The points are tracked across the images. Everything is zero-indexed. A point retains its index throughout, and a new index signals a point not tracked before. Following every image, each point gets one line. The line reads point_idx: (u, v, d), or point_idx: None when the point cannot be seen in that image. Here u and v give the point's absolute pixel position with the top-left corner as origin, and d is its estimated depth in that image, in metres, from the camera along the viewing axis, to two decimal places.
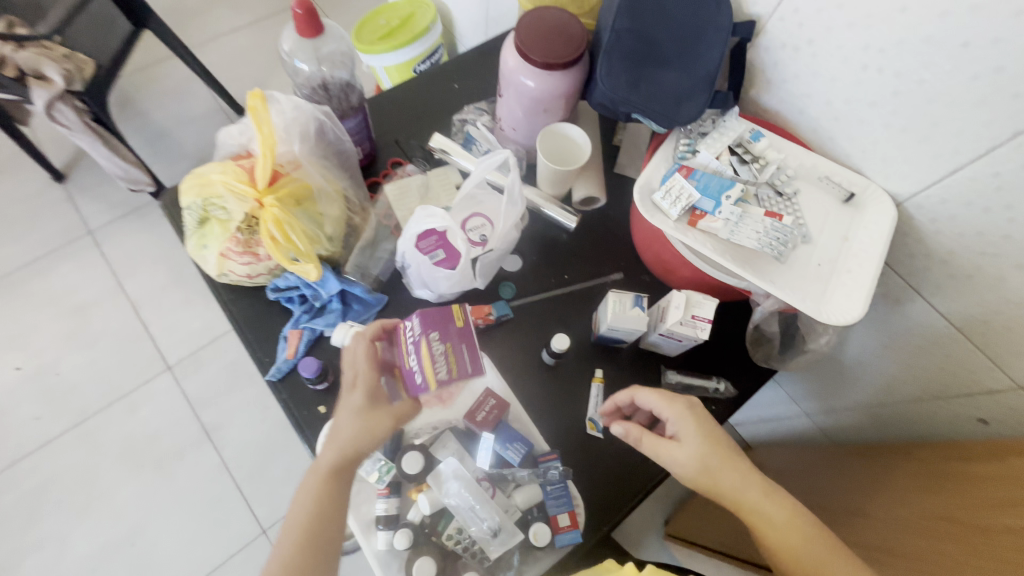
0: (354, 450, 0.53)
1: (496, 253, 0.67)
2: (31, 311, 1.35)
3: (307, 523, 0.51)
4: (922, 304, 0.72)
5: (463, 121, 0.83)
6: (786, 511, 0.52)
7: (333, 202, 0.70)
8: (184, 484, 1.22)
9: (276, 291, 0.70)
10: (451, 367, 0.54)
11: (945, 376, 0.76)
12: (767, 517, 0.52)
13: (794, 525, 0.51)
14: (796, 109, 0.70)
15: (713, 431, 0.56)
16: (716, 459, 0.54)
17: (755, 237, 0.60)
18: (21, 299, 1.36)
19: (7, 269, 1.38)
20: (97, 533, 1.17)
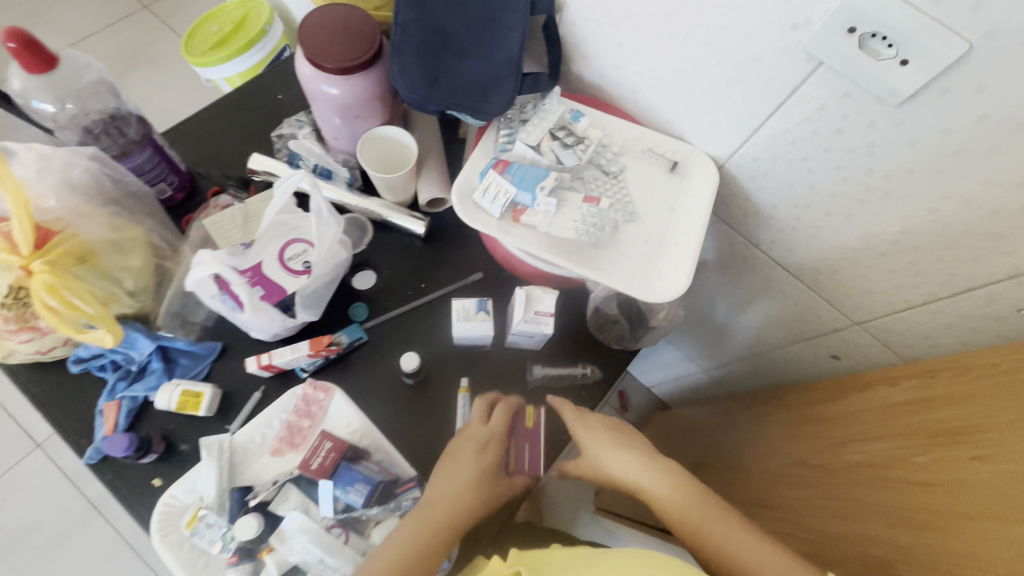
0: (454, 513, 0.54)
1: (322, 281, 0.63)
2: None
3: None
4: (763, 259, 0.74)
5: (284, 136, 0.76)
6: (675, 482, 0.55)
7: (131, 251, 0.63)
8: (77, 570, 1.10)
9: (80, 363, 0.63)
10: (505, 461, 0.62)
11: (797, 321, 0.78)
12: (656, 491, 0.56)
13: (680, 493, 0.55)
14: (615, 82, 0.69)
15: (605, 431, 0.61)
16: (604, 456, 0.60)
17: (573, 226, 0.58)
18: None
19: None
20: None
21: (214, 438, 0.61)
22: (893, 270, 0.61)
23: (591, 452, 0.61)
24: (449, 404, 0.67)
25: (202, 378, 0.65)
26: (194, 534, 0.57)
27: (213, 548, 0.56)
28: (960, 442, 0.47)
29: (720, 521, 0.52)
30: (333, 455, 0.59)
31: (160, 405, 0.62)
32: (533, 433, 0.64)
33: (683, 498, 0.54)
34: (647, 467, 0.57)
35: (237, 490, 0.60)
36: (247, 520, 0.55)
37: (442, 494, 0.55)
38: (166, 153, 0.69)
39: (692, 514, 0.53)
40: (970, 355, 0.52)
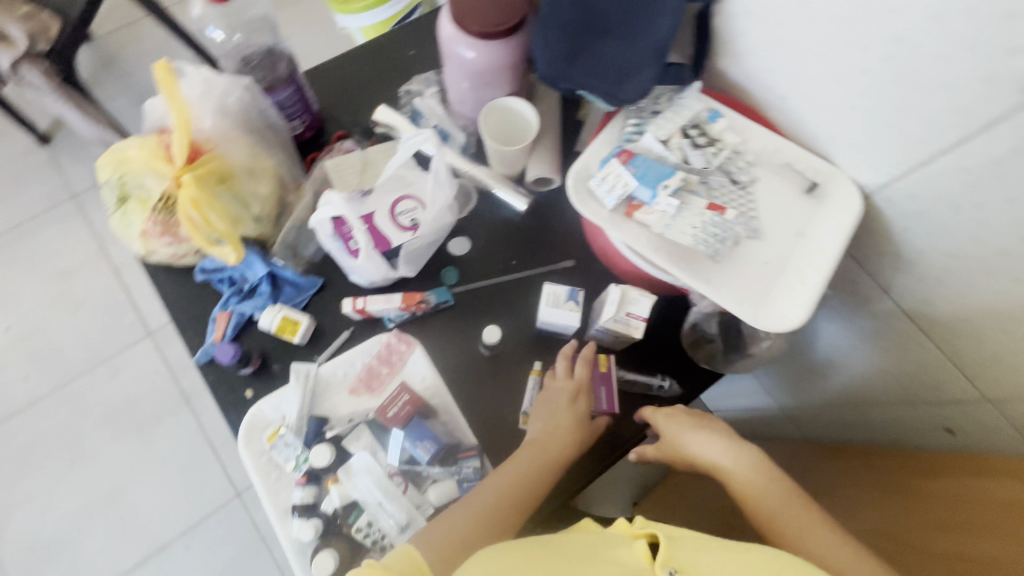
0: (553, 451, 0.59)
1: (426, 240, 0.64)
2: (18, 275, 1.37)
3: (493, 504, 0.54)
4: (891, 307, 0.66)
5: (411, 93, 0.79)
6: (760, 468, 0.56)
7: (259, 180, 0.67)
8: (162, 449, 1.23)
9: (204, 274, 0.69)
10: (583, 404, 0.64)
11: (915, 381, 0.69)
12: (737, 473, 0.56)
13: (765, 479, 0.55)
14: (764, 85, 0.63)
15: (691, 414, 0.62)
16: (684, 438, 0.60)
17: (691, 232, 0.55)
18: (9, 262, 1.38)
19: None
20: (80, 492, 1.20)
21: (303, 365, 0.65)
22: None
23: (670, 433, 0.61)
24: (520, 384, 0.67)
25: (302, 308, 0.70)
26: (273, 448, 0.62)
27: (287, 465, 0.61)
28: None
29: (801, 509, 0.51)
30: (409, 408, 0.61)
31: (262, 326, 0.67)
32: (607, 377, 0.65)
33: (756, 472, 0.55)
34: (729, 452, 0.58)
35: (315, 418, 0.64)
36: (321, 449, 0.60)
37: (549, 438, 0.59)
38: (304, 92, 0.72)
39: (781, 495, 0.53)
40: None
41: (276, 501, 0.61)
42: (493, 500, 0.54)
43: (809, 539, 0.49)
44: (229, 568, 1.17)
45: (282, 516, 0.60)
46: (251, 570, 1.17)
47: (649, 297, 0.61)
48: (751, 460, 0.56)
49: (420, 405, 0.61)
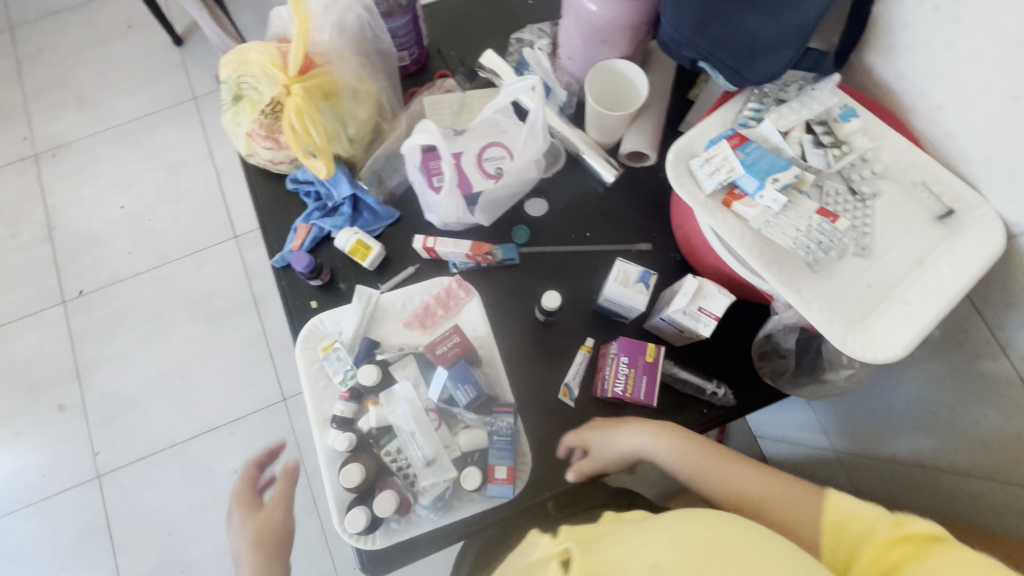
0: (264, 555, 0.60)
1: (507, 192, 0.63)
2: (138, 161, 1.51)
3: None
4: (1009, 369, 0.57)
5: (522, 42, 0.76)
6: (680, 443, 0.57)
7: (360, 103, 0.69)
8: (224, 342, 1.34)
9: (296, 183, 0.73)
10: (623, 388, 0.60)
11: (1006, 459, 0.60)
12: (659, 451, 0.58)
13: (696, 454, 0.57)
14: (915, 91, 0.56)
15: (598, 424, 0.60)
16: (606, 443, 0.59)
17: (793, 235, 0.50)
18: (132, 147, 1.53)
19: (124, 119, 1.55)
20: (155, 362, 1.34)
21: (367, 289, 0.67)
22: None
23: (592, 440, 0.60)
24: (570, 355, 0.67)
25: (376, 236, 0.71)
26: (325, 359, 0.64)
27: (335, 377, 0.64)
28: None
29: (739, 467, 0.56)
30: (458, 349, 0.61)
31: (337, 244, 0.69)
32: (653, 365, 0.60)
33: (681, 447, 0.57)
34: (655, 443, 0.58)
35: (368, 340, 0.66)
36: (370, 369, 0.61)
37: (237, 538, 0.62)
38: (418, 25, 0.72)
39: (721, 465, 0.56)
40: None
41: (319, 408, 0.64)
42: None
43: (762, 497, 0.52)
44: None
45: (322, 423, 0.63)
46: None
47: (726, 298, 0.57)
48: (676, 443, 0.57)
49: (468, 348, 0.62)
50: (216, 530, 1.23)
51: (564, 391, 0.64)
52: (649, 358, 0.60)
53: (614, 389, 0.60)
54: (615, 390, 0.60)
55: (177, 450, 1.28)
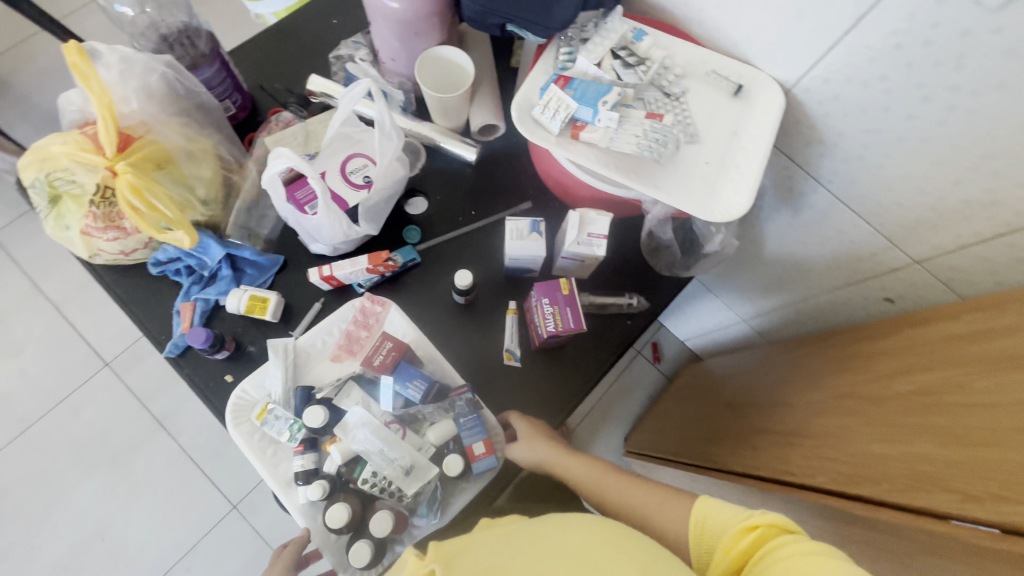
0: None
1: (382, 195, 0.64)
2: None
3: None
4: (824, 196, 0.72)
5: (342, 58, 0.76)
6: (591, 467, 0.61)
7: (199, 163, 0.65)
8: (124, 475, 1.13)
9: (159, 266, 0.67)
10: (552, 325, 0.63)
11: (854, 262, 0.77)
12: (571, 466, 0.61)
13: (604, 480, 0.59)
14: (680, 2, 0.67)
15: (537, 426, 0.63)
16: (535, 446, 0.61)
17: (635, 140, 0.57)
18: None
19: None
20: (63, 536, 1.15)
21: (281, 340, 0.65)
22: (971, 203, 0.58)
23: (525, 431, 0.62)
24: (499, 323, 0.70)
25: (267, 287, 0.69)
26: (264, 424, 0.61)
27: (283, 437, 0.61)
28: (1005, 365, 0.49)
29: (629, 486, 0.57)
30: (394, 353, 0.59)
31: (231, 309, 0.66)
32: (571, 297, 0.64)
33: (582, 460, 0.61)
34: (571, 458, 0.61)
35: (302, 388, 0.64)
36: (314, 411, 0.58)
37: None
38: (231, 69, 0.70)
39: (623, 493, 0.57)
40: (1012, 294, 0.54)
41: (277, 474, 0.61)
42: None
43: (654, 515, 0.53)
44: None
45: (286, 486, 0.60)
46: None
47: (606, 217, 0.64)
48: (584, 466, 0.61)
49: (403, 349, 0.61)
50: None
51: (508, 354, 0.68)
52: (564, 291, 0.64)
53: (547, 328, 0.63)
54: (548, 329, 0.63)
55: None
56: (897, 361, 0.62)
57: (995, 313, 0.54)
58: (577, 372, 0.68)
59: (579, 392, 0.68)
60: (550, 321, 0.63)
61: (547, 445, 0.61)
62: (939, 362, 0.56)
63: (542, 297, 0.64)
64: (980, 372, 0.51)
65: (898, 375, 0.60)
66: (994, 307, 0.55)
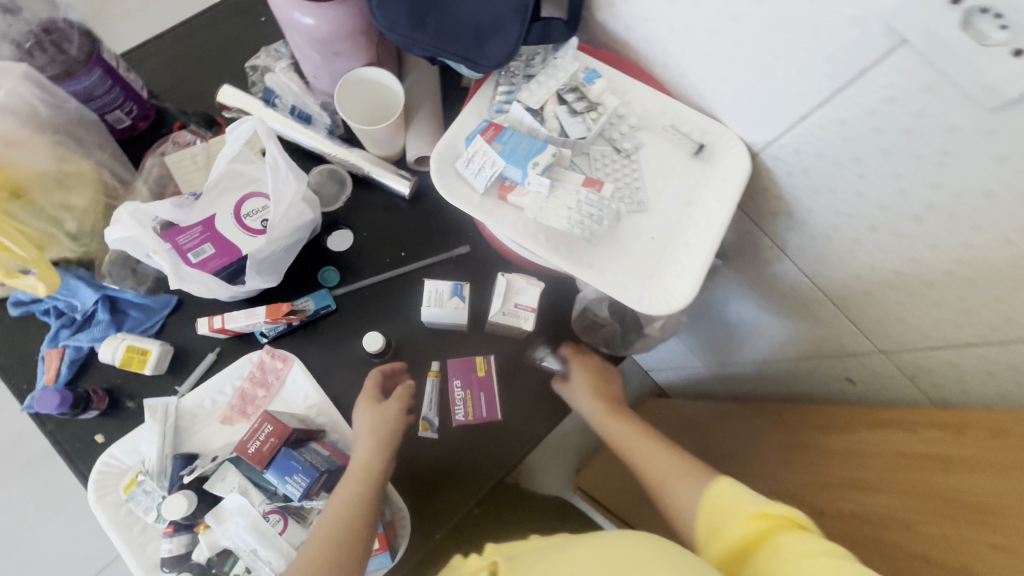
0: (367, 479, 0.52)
1: (271, 248, 0.55)
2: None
3: (340, 518, 0.49)
4: (790, 267, 0.65)
5: (259, 69, 0.68)
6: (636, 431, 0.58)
7: (71, 190, 0.56)
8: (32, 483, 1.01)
9: (21, 306, 0.59)
10: (462, 412, 0.61)
11: (817, 340, 0.69)
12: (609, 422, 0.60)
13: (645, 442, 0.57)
14: (643, 40, 0.58)
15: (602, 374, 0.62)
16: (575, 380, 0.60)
17: (566, 214, 0.49)
18: None
19: None
20: None
21: (159, 400, 0.57)
22: (942, 305, 0.50)
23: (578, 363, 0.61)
24: (418, 386, 0.62)
25: (153, 334, 0.60)
26: (131, 499, 0.54)
27: (149, 516, 0.54)
28: (966, 514, 0.43)
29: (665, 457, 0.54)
30: (272, 442, 0.51)
31: (105, 359, 0.58)
32: (486, 381, 0.62)
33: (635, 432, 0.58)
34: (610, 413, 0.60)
35: (180, 457, 0.56)
36: (178, 498, 0.50)
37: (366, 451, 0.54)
38: (120, 73, 0.59)
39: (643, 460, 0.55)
40: (986, 416, 0.48)
41: (143, 557, 0.54)
42: (339, 515, 0.49)
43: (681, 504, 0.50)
44: None
45: (150, 571, 0.53)
46: None
47: (534, 285, 0.62)
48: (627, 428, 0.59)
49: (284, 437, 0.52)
50: None
51: (424, 424, 0.60)
52: (479, 372, 0.62)
53: (456, 416, 0.61)
54: (457, 418, 0.61)
55: None
56: (851, 470, 0.56)
57: (956, 438, 0.49)
58: (495, 449, 0.60)
59: (492, 472, 0.60)
60: (458, 407, 0.61)
61: (600, 406, 0.60)
62: (889, 485, 0.51)
63: (454, 380, 0.62)
64: (930, 514, 0.45)
65: (848, 488, 0.55)
66: (956, 430, 0.49)
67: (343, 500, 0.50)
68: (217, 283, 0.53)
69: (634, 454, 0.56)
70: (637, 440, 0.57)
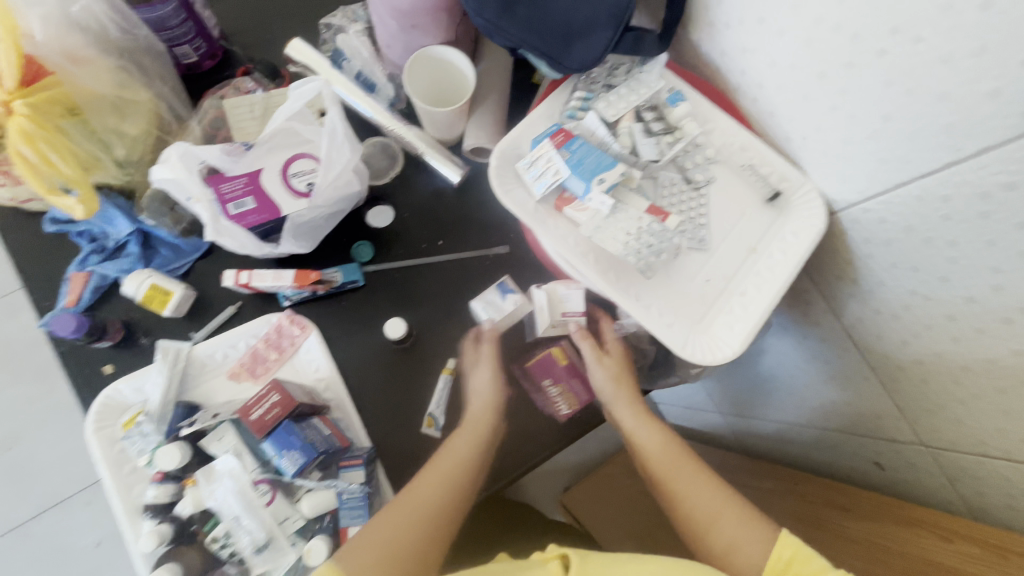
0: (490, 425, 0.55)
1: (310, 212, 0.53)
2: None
3: (458, 463, 0.51)
4: (843, 336, 0.60)
5: (333, 27, 0.66)
6: (667, 443, 0.55)
7: (126, 117, 0.55)
8: (39, 390, 1.03)
9: (56, 224, 0.58)
10: (568, 403, 0.58)
11: (853, 415, 0.65)
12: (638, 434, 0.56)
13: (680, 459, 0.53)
14: (737, 69, 0.55)
15: (624, 374, 0.58)
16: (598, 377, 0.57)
17: (623, 240, 0.46)
18: None
19: None
20: None
21: (173, 343, 0.56)
22: (1013, 416, 0.44)
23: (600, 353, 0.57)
24: (433, 380, 0.60)
25: (179, 275, 0.59)
26: (126, 438, 0.54)
27: (141, 459, 0.54)
28: None
29: (706, 486, 0.50)
30: (278, 410, 0.50)
31: (127, 293, 0.57)
32: (574, 369, 0.58)
33: (666, 449, 0.54)
34: (639, 424, 0.56)
35: (182, 406, 0.55)
36: (172, 449, 0.50)
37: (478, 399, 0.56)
38: (195, 10, 0.58)
39: (671, 473, 0.52)
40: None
41: (127, 498, 0.53)
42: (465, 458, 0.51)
43: (727, 540, 0.46)
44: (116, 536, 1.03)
45: (131, 514, 0.52)
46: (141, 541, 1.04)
47: (577, 291, 0.58)
48: (658, 439, 0.55)
49: (292, 408, 0.50)
50: None
51: (429, 420, 0.58)
52: (565, 362, 0.58)
53: (561, 413, 0.58)
54: (563, 414, 0.58)
55: None
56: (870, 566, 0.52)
57: (997, 560, 0.44)
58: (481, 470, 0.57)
59: (478, 489, 0.56)
60: (561, 399, 0.58)
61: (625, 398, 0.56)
62: None
63: (545, 380, 0.58)
64: None
65: None
66: (999, 551, 0.45)
67: (463, 445, 0.52)
68: (248, 244, 0.53)
69: (669, 475, 0.52)
70: (669, 459, 0.53)
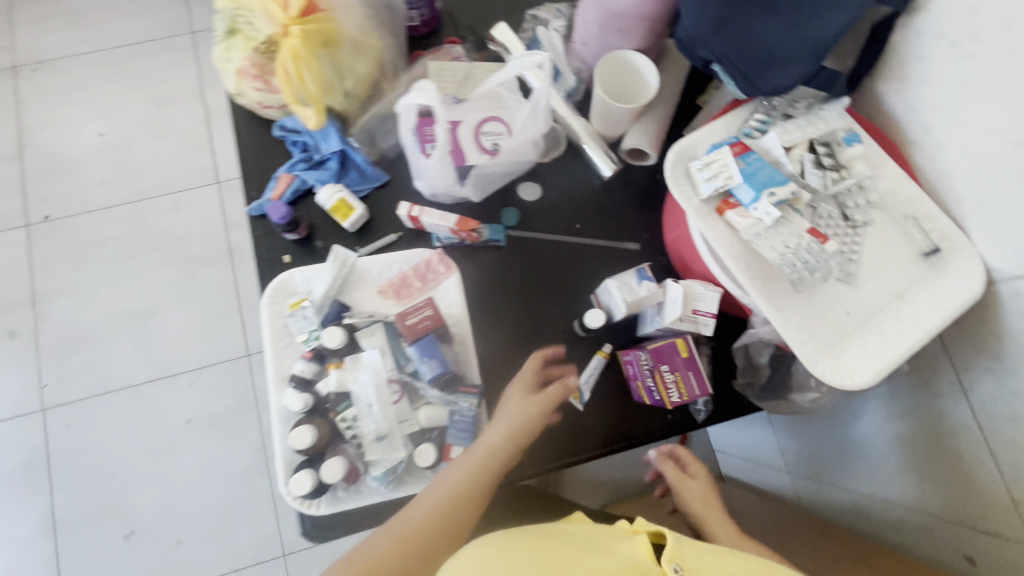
0: (522, 430, 0.54)
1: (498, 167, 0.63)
2: (104, 72, 1.32)
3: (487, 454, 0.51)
4: (964, 412, 0.59)
5: (536, 19, 0.74)
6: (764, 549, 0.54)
7: (361, 57, 0.66)
8: (185, 276, 1.20)
9: (282, 130, 0.70)
10: (680, 391, 0.59)
11: (952, 496, 0.62)
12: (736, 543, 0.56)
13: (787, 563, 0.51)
14: (920, 125, 0.57)
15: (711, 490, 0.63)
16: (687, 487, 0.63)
17: (780, 249, 0.50)
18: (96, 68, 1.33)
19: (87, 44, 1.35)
20: (106, 304, 1.18)
21: (345, 251, 0.64)
22: None
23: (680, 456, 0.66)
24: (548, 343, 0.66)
25: (360, 197, 0.69)
26: (292, 316, 0.63)
27: (298, 336, 0.62)
28: None
29: None
30: (428, 323, 0.60)
31: (319, 200, 0.67)
32: (691, 362, 0.60)
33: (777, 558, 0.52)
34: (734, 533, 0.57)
35: (338, 304, 0.64)
36: (336, 331, 0.59)
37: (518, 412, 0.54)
38: None
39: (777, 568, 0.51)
40: None
41: (279, 366, 0.62)
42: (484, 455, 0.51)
43: None
44: (219, 415, 1.14)
45: (279, 380, 0.61)
46: (237, 426, 1.13)
47: (713, 293, 0.60)
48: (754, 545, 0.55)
49: (439, 326, 0.61)
50: (155, 485, 1.10)
51: None
52: (685, 353, 0.60)
53: (671, 399, 0.60)
54: (672, 400, 0.60)
55: (125, 395, 1.14)
56: None
57: None
58: (575, 434, 0.63)
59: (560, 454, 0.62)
60: (671, 386, 0.60)
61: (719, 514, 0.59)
62: None
63: (661, 364, 0.60)
64: None
65: None
66: None
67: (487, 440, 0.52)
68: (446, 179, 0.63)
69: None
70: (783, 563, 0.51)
